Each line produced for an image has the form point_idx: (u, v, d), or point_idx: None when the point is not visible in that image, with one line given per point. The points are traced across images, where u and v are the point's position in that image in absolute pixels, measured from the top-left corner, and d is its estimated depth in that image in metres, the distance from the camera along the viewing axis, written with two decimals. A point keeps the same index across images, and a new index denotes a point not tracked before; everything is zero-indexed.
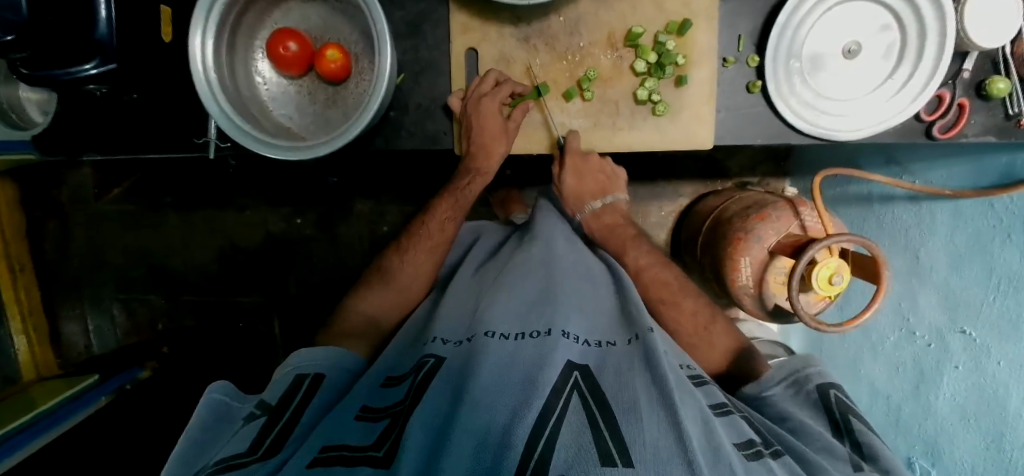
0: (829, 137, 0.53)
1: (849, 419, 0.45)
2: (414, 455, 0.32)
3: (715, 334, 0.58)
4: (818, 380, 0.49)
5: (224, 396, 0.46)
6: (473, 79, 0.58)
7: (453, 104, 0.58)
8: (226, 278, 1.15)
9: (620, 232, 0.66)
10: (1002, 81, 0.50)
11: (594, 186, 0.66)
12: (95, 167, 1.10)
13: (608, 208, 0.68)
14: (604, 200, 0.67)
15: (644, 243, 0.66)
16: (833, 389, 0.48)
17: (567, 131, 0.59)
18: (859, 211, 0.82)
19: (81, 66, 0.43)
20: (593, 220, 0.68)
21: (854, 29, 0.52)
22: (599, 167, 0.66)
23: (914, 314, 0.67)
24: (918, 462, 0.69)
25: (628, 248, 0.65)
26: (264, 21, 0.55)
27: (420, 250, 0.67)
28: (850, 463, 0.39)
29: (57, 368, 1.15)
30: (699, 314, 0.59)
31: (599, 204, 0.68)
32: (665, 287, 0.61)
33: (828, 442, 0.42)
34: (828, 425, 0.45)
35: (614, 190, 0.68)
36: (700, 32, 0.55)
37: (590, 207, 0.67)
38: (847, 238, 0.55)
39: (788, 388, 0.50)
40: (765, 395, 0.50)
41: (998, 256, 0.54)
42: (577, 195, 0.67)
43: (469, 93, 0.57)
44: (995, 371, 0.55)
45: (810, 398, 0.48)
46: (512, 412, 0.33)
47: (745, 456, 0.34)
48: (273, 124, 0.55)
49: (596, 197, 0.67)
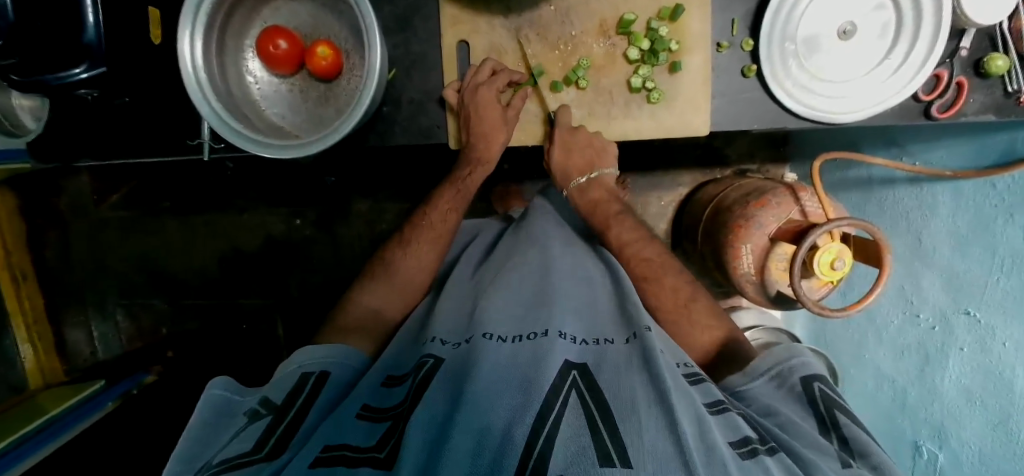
0: (825, 120, 0.53)
1: (835, 414, 0.44)
2: (413, 456, 0.32)
3: (694, 310, 0.58)
4: (802, 373, 0.48)
5: (226, 392, 0.46)
6: (468, 68, 0.58)
7: (450, 96, 0.57)
8: (228, 280, 1.15)
9: (603, 209, 0.65)
10: (1000, 58, 0.49)
11: (583, 163, 0.62)
12: (93, 174, 1.10)
13: (596, 182, 0.65)
14: (591, 175, 0.64)
15: (638, 230, 0.65)
16: (818, 382, 0.47)
17: (558, 106, 0.58)
18: (860, 195, 0.81)
19: (71, 70, 0.43)
20: (578, 195, 0.66)
21: (850, 9, 0.51)
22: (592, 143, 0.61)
23: (918, 297, 0.67)
24: (925, 446, 0.68)
25: (611, 224, 0.64)
26: (253, 19, 0.55)
27: (424, 239, 0.67)
28: (838, 460, 0.39)
29: (63, 375, 1.14)
30: (680, 292, 0.59)
31: (586, 179, 0.65)
32: (646, 265, 0.61)
33: (817, 437, 0.41)
34: (814, 419, 0.44)
35: (604, 165, 0.63)
36: (692, 17, 0.54)
37: (576, 182, 0.65)
38: (847, 222, 0.54)
39: (772, 381, 0.48)
40: (749, 388, 0.48)
41: (1001, 237, 0.53)
42: (565, 170, 0.64)
43: (465, 84, 0.57)
44: (1000, 352, 0.55)
45: (794, 391, 0.47)
46: (511, 416, 0.33)
47: (742, 455, 0.34)
48: (267, 123, 0.54)
49: (585, 172, 0.63)
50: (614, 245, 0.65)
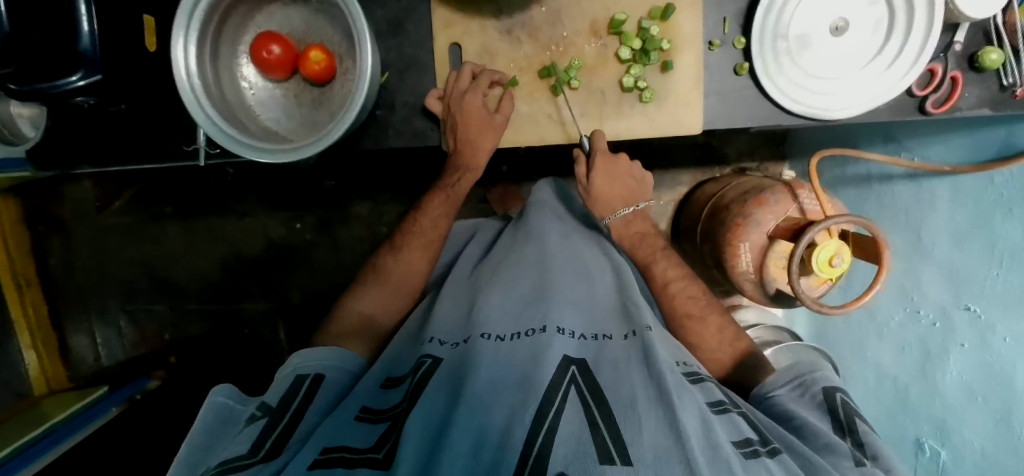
0: (819, 117, 0.53)
1: (854, 420, 0.45)
2: (411, 457, 0.32)
3: (739, 347, 0.57)
4: (825, 384, 0.48)
5: (228, 399, 0.46)
6: (451, 74, 0.57)
7: (433, 106, 0.58)
8: (230, 285, 1.15)
9: (648, 242, 0.64)
10: (994, 52, 0.49)
11: (624, 192, 0.63)
12: (95, 181, 1.12)
13: (639, 215, 0.65)
14: (635, 207, 0.64)
15: (672, 254, 0.64)
16: (839, 393, 0.48)
17: (591, 130, 0.59)
18: (858, 193, 0.81)
19: (67, 78, 0.43)
20: (623, 227, 0.64)
21: (843, 5, 0.51)
22: (626, 170, 0.63)
23: (918, 293, 0.66)
24: (927, 443, 0.68)
25: (654, 260, 0.63)
26: (247, 26, 0.55)
27: (414, 246, 0.67)
28: (851, 458, 0.40)
29: (69, 381, 1.17)
30: (726, 331, 0.58)
31: (631, 211, 0.64)
32: (693, 301, 0.60)
33: (830, 440, 0.42)
34: (832, 424, 0.45)
35: (645, 196, 0.65)
36: (683, 17, 0.54)
37: (621, 213, 0.63)
38: (845, 219, 0.54)
39: (794, 390, 0.49)
40: (771, 395, 0.50)
41: (1000, 232, 0.53)
42: (608, 201, 0.63)
43: (448, 91, 0.57)
44: (1001, 347, 0.54)
45: (816, 400, 0.47)
46: (509, 413, 0.33)
47: (744, 455, 0.34)
48: (260, 128, 0.55)
49: (628, 203, 0.64)
50: (635, 253, 0.64)
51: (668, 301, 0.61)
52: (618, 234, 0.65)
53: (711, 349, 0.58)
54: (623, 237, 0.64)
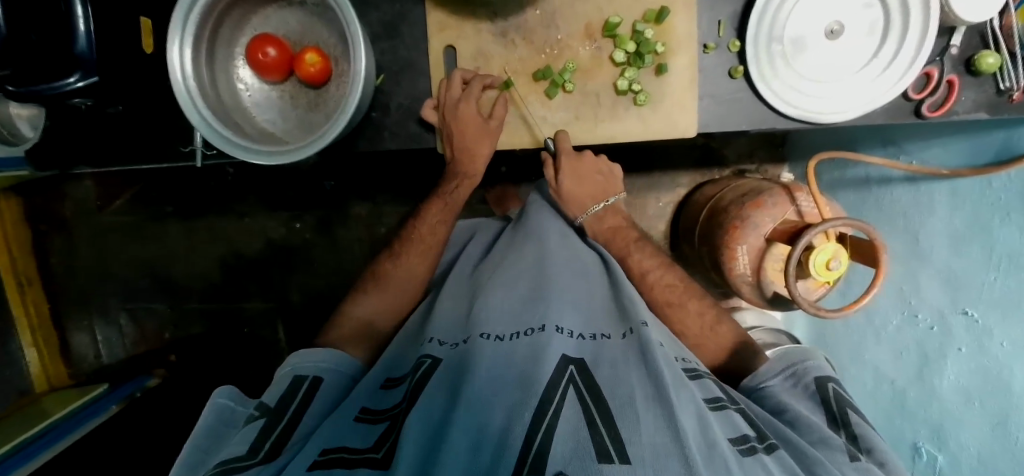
0: (814, 120, 0.53)
1: (846, 412, 0.45)
2: (410, 457, 0.32)
3: (721, 333, 0.58)
4: (816, 374, 0.48)
5: (230, 401, 0.46)
6: (442, 82, 0.57)
7: (428, 116, 0.58)
8: (230, 285, 1.16)
9: (622, 234, 0.65)
10: (991, 56, 0.48)
11: (593, 188, 0.65)
12: (97, 180, 1.12)
13: (610, 209, 0.67)
14: (606, 202, 0.66)
15: (647, 245, 0.65)
16: (831, 382, 0.48)
17: (555, 132, 0.59)
18: (856, 196, 0.81)
19: (65, 80, 0.44)
20: (596, 222, 0.66)
21: (838, 8, 0.51)
22: (594, 168, 0.65)
23: (917, 297, 0.66)
24: (924, 448, 0.68)
25: (630, 250, 0.63)
26: (243, 28, 0.55)
27: (413, 252, 0.67)
28: (846, 453, 0.40)
29: (69, 378, 1.18)
30: (706, 314, 0.59)
31: (601, 207, 0.66)
32: (671, 289, 0.61)
33: (824, 433, 0.42)
34: (826, 416, 0.45)
35: (614, 190, 0.67)
36: (678, 20, 0.54)
37: (592, 210, 0.65)
38: (842, 222, 0.54)
39: (787, 380, 0.49)
40: (765, 386, 0.49)
41: (998, 236, 0.53)
42: (577, 198, 0.65)
43: (441, 102, 0.57)
44: (997, 353, 0.54)
45: (808, 390, 0.47)
46: (508, 412, 0.33)
47: (740, 452, 0.34)
48: (257, 129, 0.55)
49: (597, 199, 0.66)
50: (610, 246, 0.65)
51: (647, 290, 0.61)
52: (592, 229, 0.66)
53: (694, 334, 0.59)
54: (598, 231, 0.66)
